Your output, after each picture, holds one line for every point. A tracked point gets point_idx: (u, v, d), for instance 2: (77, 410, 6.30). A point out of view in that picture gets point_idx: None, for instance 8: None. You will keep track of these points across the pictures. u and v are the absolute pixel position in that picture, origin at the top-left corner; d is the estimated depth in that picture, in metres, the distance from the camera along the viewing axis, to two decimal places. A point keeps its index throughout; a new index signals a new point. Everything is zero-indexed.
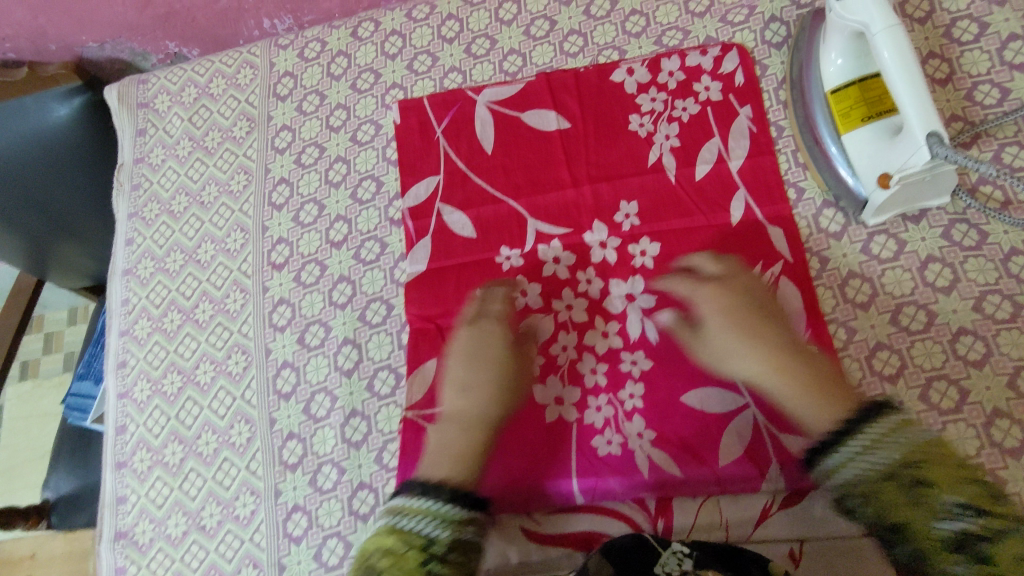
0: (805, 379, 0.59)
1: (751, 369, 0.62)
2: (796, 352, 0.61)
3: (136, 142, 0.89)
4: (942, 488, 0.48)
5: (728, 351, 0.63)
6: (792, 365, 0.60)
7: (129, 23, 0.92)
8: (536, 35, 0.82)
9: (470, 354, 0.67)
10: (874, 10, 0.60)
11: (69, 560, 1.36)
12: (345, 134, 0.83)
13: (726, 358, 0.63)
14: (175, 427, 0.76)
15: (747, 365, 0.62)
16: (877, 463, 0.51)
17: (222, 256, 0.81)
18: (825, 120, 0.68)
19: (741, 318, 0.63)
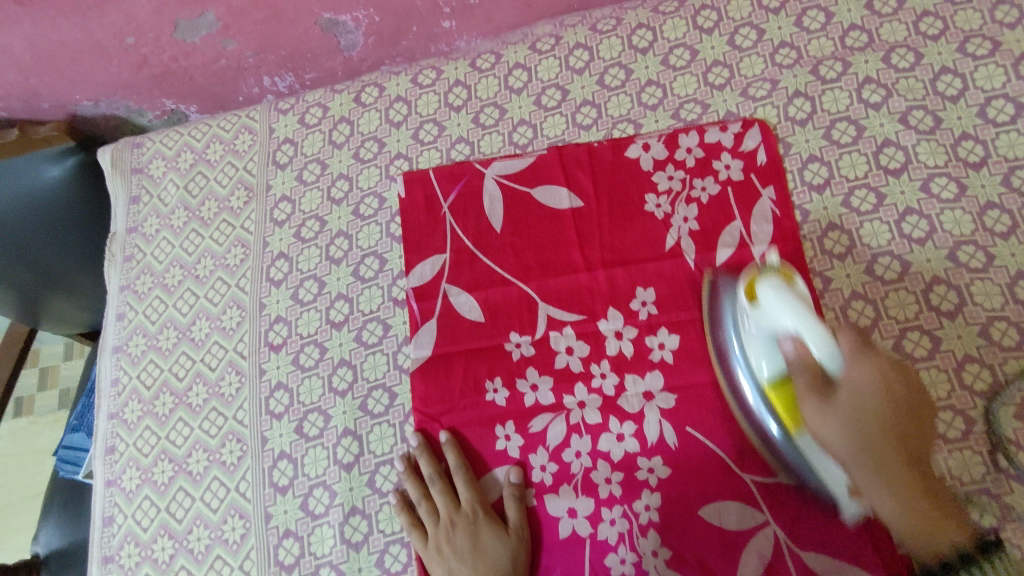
0: (918, 502, 0.52)
1: (859, 479, 0.53)
2: (904, 422, 0.52)
3: (130, 210, 0.86)
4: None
5: (841, 454, 0.53)
6: (899, 417, 0.52)
7: (124, 83, 0.88)
8: (547, 105, 0.79)
9: (440, 547, 0.64)
10: (798, 317, 0.52)
11: None
12: (347, 206, 0.79)
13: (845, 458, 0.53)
14: (165, 520, 0.72)
15: (823, 431, 0.53)
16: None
17: (217, 334, 0.77)
18: (766, 410, 0.59)
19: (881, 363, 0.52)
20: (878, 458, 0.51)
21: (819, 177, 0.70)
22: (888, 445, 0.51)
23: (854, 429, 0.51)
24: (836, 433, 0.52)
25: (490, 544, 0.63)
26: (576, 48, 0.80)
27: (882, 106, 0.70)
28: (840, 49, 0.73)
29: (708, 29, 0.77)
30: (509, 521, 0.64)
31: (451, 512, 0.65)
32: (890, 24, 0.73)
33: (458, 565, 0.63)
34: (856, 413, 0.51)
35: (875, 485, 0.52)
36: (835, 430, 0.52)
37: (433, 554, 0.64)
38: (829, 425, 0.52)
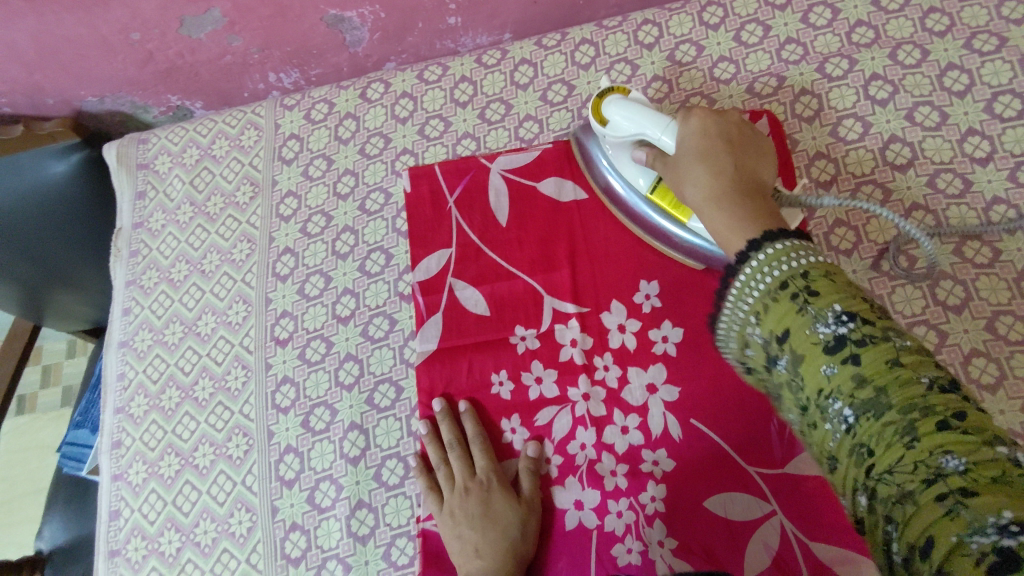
0: (744, 211, 0.50)
1: (703, 189, 0.54)
2: (741, 181, 0.53)
3: (136, 205, 0.86)
4: (865, 372, 0.38)
5: (702, 175, 0.54)
6: (734, 159, 0.54)
7: (130, 79, 0.88)
8: (553, 101, 0.79)
9: (452, 453, 0.66)
10: (638, 120, 0.62)
11: None
12: (353, 202, 0.79)
13: (696, 160, 0.55)
14: (172, 514, 0.72)
15: (699, 182, 0.54)
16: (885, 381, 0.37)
17: (223, 328, 0.78)
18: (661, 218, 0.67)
19: (733, 130, 0.57)
20: (716, 185, 0.53)
21: (825, 173, 0.70)
22: (724, 164, 0.54)
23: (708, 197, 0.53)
24: (703, 159, 0.55)
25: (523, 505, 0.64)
26: (582, 44, 0.80)
27: (888, 103, 0.71)
28: (846, 46, 0.73)
29: (714, 25, 0.77)
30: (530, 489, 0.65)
31: (466, 478, 0.66)
32: (895, 21, 0.73)
33: (474, 526, 0.63)
34: (704, 133, 0.56)
35: (695, 181, 0.55)
36: (682, 137, 0.58)
37: (461, 511, 0.64)
38: (692, 174, 0.55)
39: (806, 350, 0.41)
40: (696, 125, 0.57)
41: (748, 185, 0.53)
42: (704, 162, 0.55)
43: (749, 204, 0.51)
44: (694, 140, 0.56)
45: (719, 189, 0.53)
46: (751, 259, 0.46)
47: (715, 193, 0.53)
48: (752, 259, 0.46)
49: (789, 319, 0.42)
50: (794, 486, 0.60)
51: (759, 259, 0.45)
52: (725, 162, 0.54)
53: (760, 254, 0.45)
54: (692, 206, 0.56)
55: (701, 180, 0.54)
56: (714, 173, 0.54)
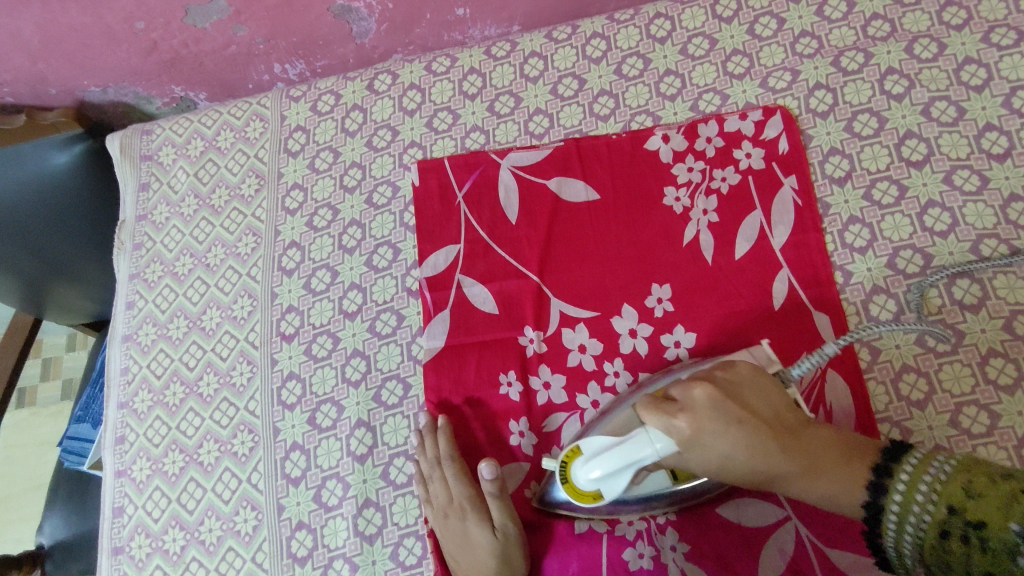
0: (842, 476, 0.50)
1: (739, 456, 0.52)
2: (788, 428, 0.52)
3: (139, 197, 0.85)
4: (986, 527, 0.42)
5: (715, 429, 0.51)
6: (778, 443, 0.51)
7: (133, 69, 0.87)
8: (564, 94, 0.78)
9: (433, 474, 0.65)
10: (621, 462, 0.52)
11: None
12: (360, 195, 0.78)
13: (703, 443, 0.51)
14: (176, 511, 0.71)
15: (709, 458, 0.52)
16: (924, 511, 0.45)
17: (228, 323, 0.76)
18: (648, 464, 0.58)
19: (763, 381, 0.55)
20: (761, 454, 0.51)
21: (840, 170, 0.69)
22: (770, 434, 0.52)
23: (757, 457, 0.51)
24: (716, 430, 0.51)
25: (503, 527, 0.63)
26: (593, 37, 0.79)
27: (904, 98, 0.69)
28: (862, 39, 0.72)
29: (728, 18, 0.76)
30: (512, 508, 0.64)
31: (444, 501, 0.64)
32: (912, 13, 0.71)
33: (455, 549, 0.64)
34: (713, 402, 0.52)
35: (727, 442, 0.51)
36: (705, 430, 0.51)
37: (442, 533, 0.64)
38: (711, 446, 0.52)
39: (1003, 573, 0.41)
40: (704, 398, 0.52)
41: (799, 439, 0.52)
42: (738, 424, 0.51)
43: (825, 462, 0.51)
44: (700, 407, 0.52)
45: (761, 450, 0.51)
46: (894, 487, 0.47)
47: (758, 449, 0.51)
48: (896, 491, 0.46)
49: (930, 549, 0.45)
50: None
51: (903, 476, 0.46)
52: (760, 427, 0.52)
53: (900, 478, 0.47)
54: (732, 477, 0.53)
55: (730, 453, 0.52)
56: (744, 433, 0.51)
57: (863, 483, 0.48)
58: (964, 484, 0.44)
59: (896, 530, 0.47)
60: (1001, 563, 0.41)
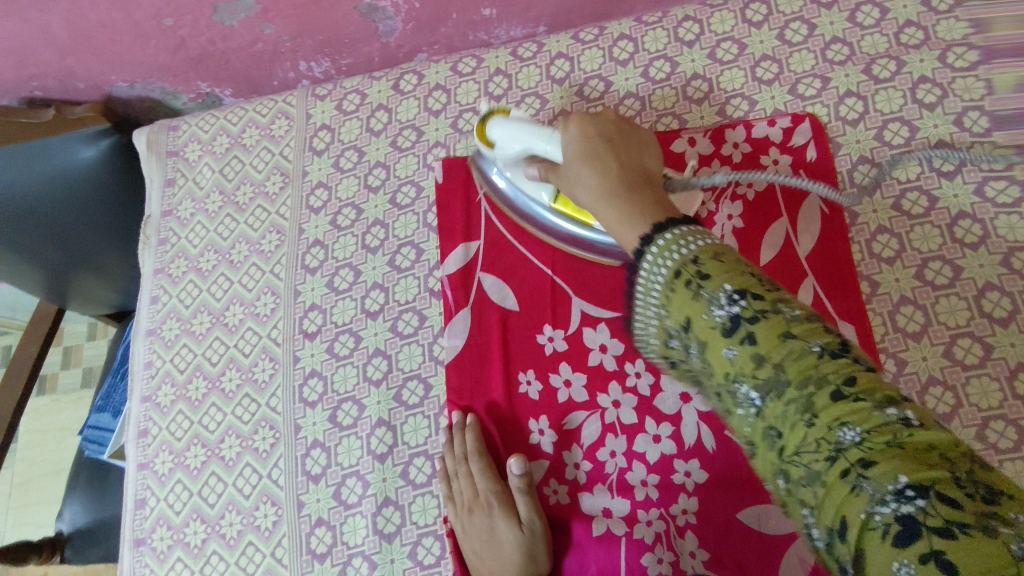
0: (640, 203, 0.48)
1: (587, 195, 0.53)
2: (629, 177, 0.51)
3: (165, 192, 0.86)
4: (769, 356, 0.36)
5: (591, 157, 0.54)
6: (650, 162, 0.54)
7: (161, 65, 0.88)
8: (590, 97, 0.77)
9: (458, 471, 0.65)
10: (524, 135, 0.62)
11: None
12: (383, 195, 0.78)
13: (580, 160, 0.54)
14: (197, 504, 0.72)
15: (577, 189, 0.54)
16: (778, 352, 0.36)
17: (251, 320, 0.77)
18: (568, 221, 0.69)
19: (648, 146, 0.56)
20: (607, 183, 0.51)
21: (869, 178, 0.68)
22: (615, 167, 0.52)
23: (598, 189, 0.51)
24: (583, 139, 0.56)
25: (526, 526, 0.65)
26: (620, 39, 0.78)
27: (936, 107, 0.68)
28: (894, 47, 0.71)
29: (757, 22, 0.75)
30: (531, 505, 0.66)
31: (470, 497, 0.65)
32: (946, 22, 0.70)
33: (480, 547, 0.64)
34: (607, 138, 0.55)
35: (592, 175, 0.53)
36: (580, 138, 0.56)
37: (468, 535, 0.65)
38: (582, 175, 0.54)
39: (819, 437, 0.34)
40: (588, 131, 0.56)
41: (635, 179, 0.51)
42: (609, 180, 0.51)
43: (637, 198, 0.48)
44: (585, 145, 0.55)
45: (600, 173, 0.52)
46: (646, 254, 0.43)
47: (598, 185, 0.51)
48: (649, 249, 0.43)
49: (689, 307, 0.40)
50: None
51: (658, 242, 0.43)
52: (615, 167, 0.52)
53: (674, 245, 0.42)
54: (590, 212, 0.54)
55: (588, 174, 0.53)
56: (604, 170, 0.52)
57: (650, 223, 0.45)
58: (844, 353, 0.36)
59: (646, 277, 0.43)
60: (823, 431, 0.34)
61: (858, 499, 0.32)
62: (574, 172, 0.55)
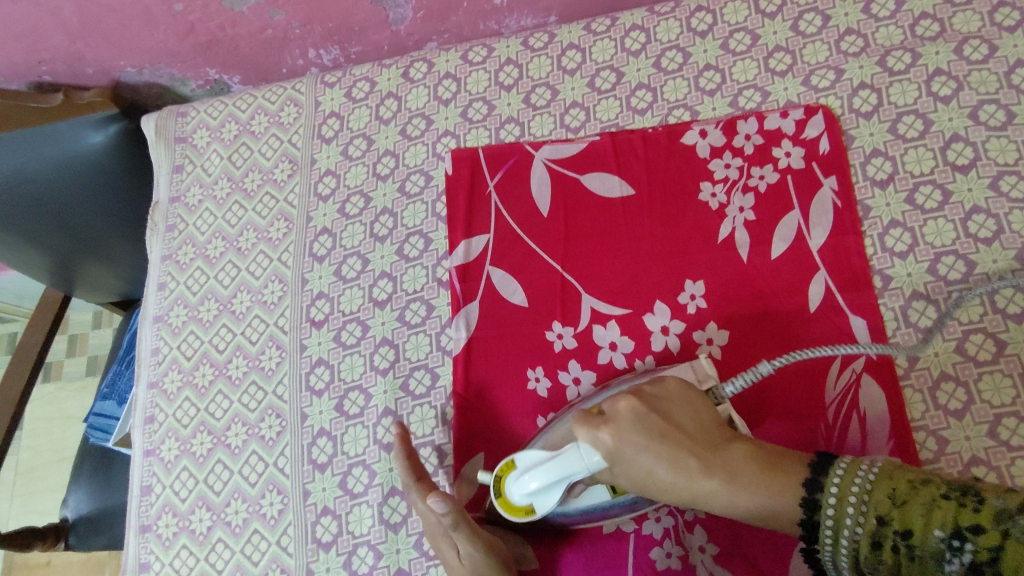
0: (761, 485, 0.51)
1: (664, 480, 0.53)
2: (707, 442, 0.53)
3: (173, 178, 0.85)
4: (913, 533, 0.45)
5: (646, 455, 0.52)
6: (690, 452, 0.52)
7: (169, 50, 0.87)
8: (601, 87, 0.77)
9: (414, 496, 0.62)
10: (556, 473, 0.53)
11: (86, 565, 1.38)
12: (392, 183, 0.78)
13: (626, 446, 0.52)
14: (203, 492, 0.72)
15: (630, 471, 0.53)
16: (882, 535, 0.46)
17: (258, 308, 0.77)
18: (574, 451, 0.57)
19: (693, 395, 0.56)
20: (678, 457, 0.52)
21: (882, 171, 0.67)
22: (688, 452, 0.52)
23: (667, 463, 0.52)
24: (633, 443, 0.52)
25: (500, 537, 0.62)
26: (632, 29, 0.77)
27: (952, 100, 0.67)
28: (910, 39, 0.70)
29: (771, 13, 0.74)
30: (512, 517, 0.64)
31: (432, 525, 0.60)
32: (963, 13, 0.69)
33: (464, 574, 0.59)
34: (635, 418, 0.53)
35: (649, 454, 0.52)
36: (634, 451, 0.52)
37: (437, 549, 0.61)
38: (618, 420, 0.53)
39: None
40: (627, 410, 0.53)
41: (718, 453, 0.52)
42: (727, 478, 0.51)
43: (740, 476, 0.51)
44: (623, 419, 0.53)
45: (690, 480, 0.52)
46: (831, 485, 0.48)
47: (665, 458, 0.52)
48: (833, 494, 0.48)
49: (878, 534, 0.46)
50: None
51: (838, 479, 0.48)
52: (680, 453, 0.52)
53: (833, 482, 0.48)
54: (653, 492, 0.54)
55: (644, 456, 0.52)
56: (667, 456, 0.52)
57: (790, 495, 0.50)
58: (954, 492, 0.45)
59: (836, 514, 0.48)
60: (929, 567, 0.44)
61: None
62: (631, 450, 0.52)
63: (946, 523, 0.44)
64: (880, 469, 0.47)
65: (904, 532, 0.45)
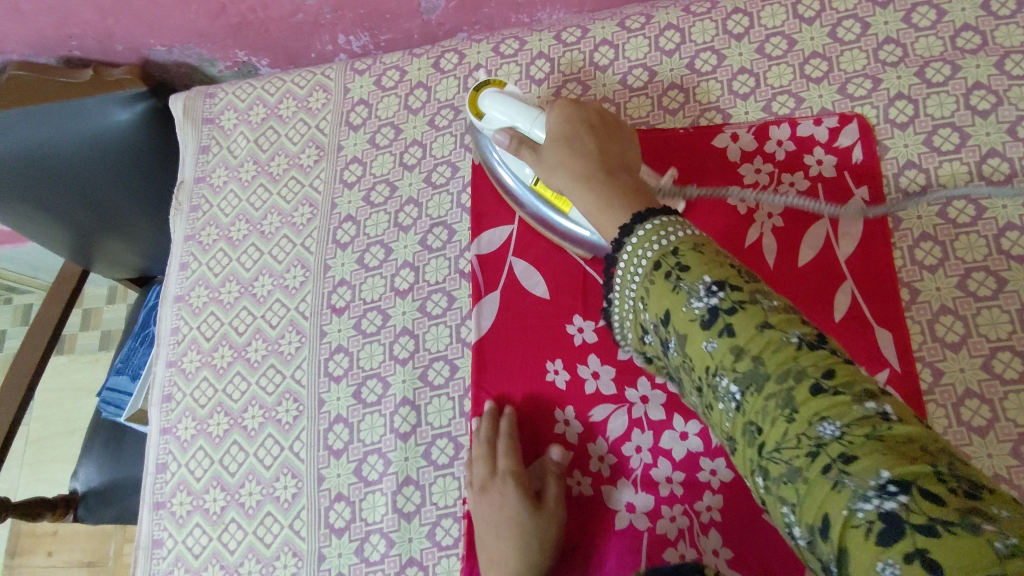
0: (612, 193, 0.55)
1: (560, 162, 0.59)
2: (610, 158, 0.59)
3: (199, 159, 0.86)
4: (687, 274, 0.46)
5: (548, 168, 0.61)
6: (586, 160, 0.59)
7: (200, 30, 0.87)
8: (633, 85, 0.76)
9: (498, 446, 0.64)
10: (512, 111, 0.65)
11: (92, 537, 1.40)
12: (418, 173, 0.78)
13: (554, 126, 0.62)
14: (218, 472, 0.72)
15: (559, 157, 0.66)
16: (675, 290, 0.46)
17: (280, 292, 0.77)
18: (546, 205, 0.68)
19: (626, 134, 0.63)
20: (583, 152, 0.59)
21: (915, 184, 0.67)
22: (596, 156, 0.59)
23: (568, 152, 0.59)
24: (545, 165, 0.61)
25: (529, 528, 0.61)
26: (667, 29, 0.77)
27: (990, 114, 0.67)
28: (950, 50, 0.69)
29: (809, 18, 0.73)
30: (548, 502, 0.63)
31: (507, 471, 0.64)
32: (1006, 27, 0.68)
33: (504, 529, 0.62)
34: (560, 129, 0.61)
35: (565, 167, 0.59)
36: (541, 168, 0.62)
37: (496, 504, 0.63)
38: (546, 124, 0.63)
39: (760, 361, 0.42)
40: (574, 111, 0.62)
41: (614, 164, 0.59)
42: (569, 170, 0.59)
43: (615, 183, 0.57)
44: (572, 112, 0.62)
45: (581, 165, 0.58)
46: (640, 229, 0.50)
47: (578, 175, 0.58)
48: (639, 229, 0.50)
49: (669, 299, 0.47)
50: None
51: (647, 228, 0.50)
52: (593, 130, 0.61)
53: (655, 238, 0.49)
54: (565, 195, 0.61)
55: (553, 144, 0.61)
56: (579, 157, 0.59)
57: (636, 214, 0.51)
58: (830, 365, 0.40)
59: (635, 256, 0.50)
60: (765, 358, 0.42)
61: (833, 497, 0.37)
62: (556, 119, 0.62)
63: (839, 414, 0.38)
64: (704, 244, 0.48)
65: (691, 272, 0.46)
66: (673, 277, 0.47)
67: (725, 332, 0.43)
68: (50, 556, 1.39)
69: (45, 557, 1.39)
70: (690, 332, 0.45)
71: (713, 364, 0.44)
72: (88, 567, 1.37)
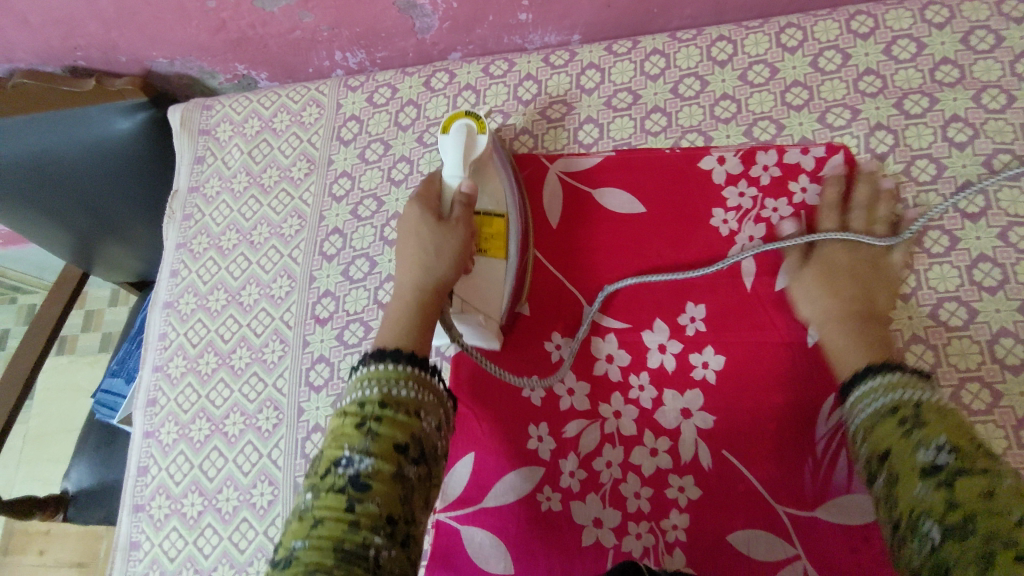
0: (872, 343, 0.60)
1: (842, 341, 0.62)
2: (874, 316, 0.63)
3: (194, 169, 0.88)
4: (926, 427, 0.50)
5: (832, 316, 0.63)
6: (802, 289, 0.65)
7: (201, 44, 0.89)
8: (617, 106, 0.78)
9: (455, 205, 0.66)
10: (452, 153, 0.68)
11: (82, 538, 1.41)
12: (405, 189, 0.79)
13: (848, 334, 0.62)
14: (197, 477, 0.73)
15: (499, 197, 0.70)
16: (899, 413, 0.52)
17: (265, 301, 0.78)
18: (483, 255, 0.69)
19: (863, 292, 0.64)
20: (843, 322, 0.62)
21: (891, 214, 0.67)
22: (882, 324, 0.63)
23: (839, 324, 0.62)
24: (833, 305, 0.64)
25: (425, 240, 0.64)
26: (652, 54, 0.78)
27: (966, 147, 0.67)
28: (928, 83, 0.70)
29: (791, 48, 0.74)
30: (450, 219, 0.66)
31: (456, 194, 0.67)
32: (983, 61, 0.69)
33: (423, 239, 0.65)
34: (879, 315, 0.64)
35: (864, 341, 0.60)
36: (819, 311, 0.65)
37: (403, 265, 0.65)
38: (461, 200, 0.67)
39: (903, 455, 0.50)
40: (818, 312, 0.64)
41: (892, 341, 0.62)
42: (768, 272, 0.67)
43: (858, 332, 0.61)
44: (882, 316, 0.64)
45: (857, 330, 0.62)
46: (873, 378, 0.56)
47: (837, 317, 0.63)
48: (878, 378, 0.56)
49: (895, 440, 0.51)
50: (822, 531, 0.59)
51: (885, 379, 0.55)
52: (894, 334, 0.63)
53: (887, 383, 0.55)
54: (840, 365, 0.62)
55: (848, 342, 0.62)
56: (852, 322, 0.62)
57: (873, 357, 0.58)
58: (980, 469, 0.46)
59: (867, 394, 0.56)
60: (906, 447, 0.50)
61: (939, 507, 0.46)
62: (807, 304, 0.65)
63: (979, 493, 0.45)
64: (939, 401, 0.52)
65: (927, 426, 0.50)
66: (903, 417, 0.52)
67: (944, 467, 0.47)
68: (42, 555, 1.41)
69: (37, 555, 1.41)
70: (898, 445, 0.51)
71: (916, 507, 0.47)
72: (77, 568, 1.38)
